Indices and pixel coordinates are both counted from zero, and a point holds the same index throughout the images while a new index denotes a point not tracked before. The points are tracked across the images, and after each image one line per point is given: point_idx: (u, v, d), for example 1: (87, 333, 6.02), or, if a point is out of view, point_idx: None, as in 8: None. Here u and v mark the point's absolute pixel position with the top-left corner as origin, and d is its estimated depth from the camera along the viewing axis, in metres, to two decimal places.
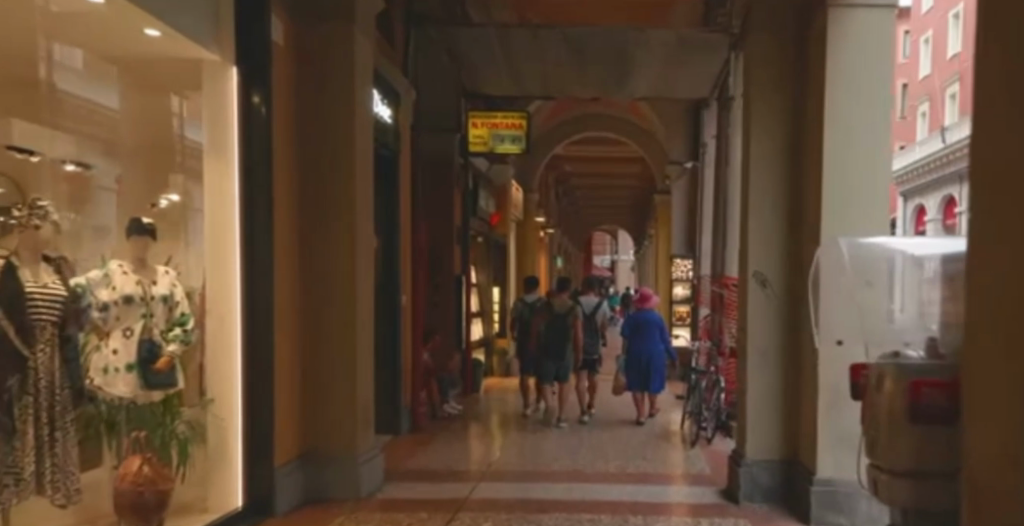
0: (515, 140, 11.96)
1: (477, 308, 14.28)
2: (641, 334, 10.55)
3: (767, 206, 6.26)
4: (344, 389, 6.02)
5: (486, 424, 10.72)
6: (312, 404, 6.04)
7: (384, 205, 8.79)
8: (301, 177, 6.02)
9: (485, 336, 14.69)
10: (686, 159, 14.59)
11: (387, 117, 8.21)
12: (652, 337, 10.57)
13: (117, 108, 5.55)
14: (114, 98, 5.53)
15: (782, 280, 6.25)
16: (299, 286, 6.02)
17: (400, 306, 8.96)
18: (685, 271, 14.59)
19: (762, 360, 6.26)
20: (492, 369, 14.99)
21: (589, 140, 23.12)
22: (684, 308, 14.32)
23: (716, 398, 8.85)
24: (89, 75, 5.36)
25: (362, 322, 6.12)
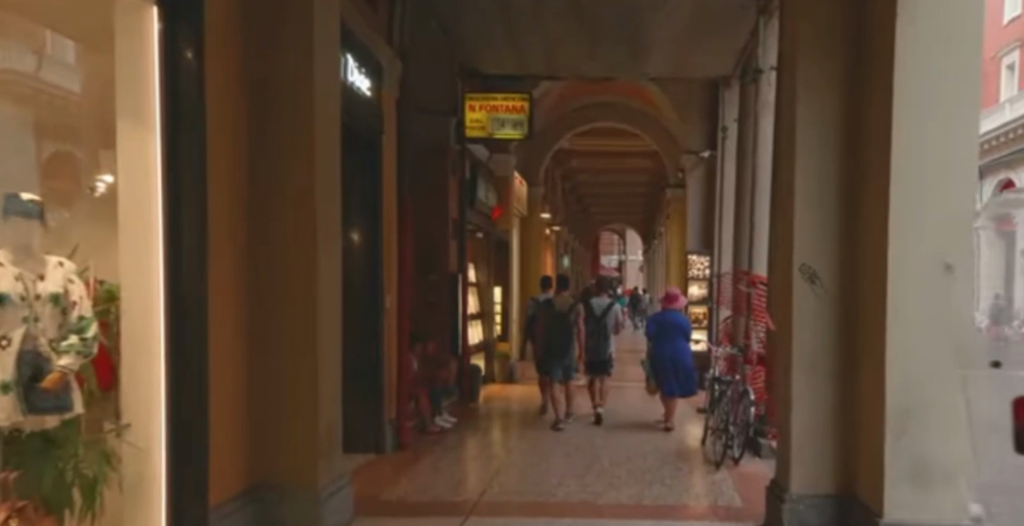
0: (516, 125, 11.04)
1: (476, 309, 13.21)
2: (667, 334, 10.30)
3: (815, 186, 5.17)
4: (302, 408, 4.94)
5: (485, 438, 9.64)
6: (262, 424, 4.96)
7: (366, 193, 7.73)
8: (250, 149, 4.94)
9: (485, 340, 13.61)
10: (702, 149, 13.54)
11: (366, 90, 7.18)
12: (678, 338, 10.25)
13: (80, 90, 4.18)
14: (76, 79, 4.16)
15: (834, 275, 5.15)
16: (247, 282, 4.94)
17: (385, 307, 7.92)
18: (701, 268, 13.52)
19: (810, 372, 5.17)
20: (493, 376, 13.91)
21: (597, 134, 22.11)
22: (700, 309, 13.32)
23: (743, 411, 7.73)
24: (65, 60, 4.09)
25: (325, 326, 5.04)
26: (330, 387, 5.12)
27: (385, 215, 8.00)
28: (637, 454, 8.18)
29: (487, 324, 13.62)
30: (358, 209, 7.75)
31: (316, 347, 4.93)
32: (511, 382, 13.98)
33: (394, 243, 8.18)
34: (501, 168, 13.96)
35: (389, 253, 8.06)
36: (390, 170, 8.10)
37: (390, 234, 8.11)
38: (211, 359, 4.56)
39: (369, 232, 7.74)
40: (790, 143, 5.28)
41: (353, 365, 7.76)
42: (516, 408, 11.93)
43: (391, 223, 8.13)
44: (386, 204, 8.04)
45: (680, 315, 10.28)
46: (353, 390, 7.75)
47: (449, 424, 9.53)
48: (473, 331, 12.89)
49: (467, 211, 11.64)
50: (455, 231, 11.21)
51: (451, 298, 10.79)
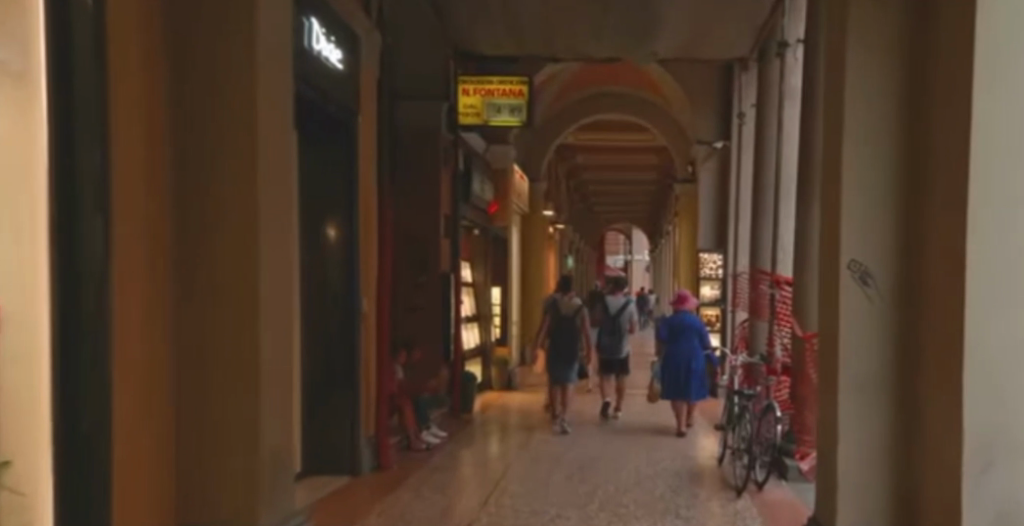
0: (513, 111, 10.12)
1: (472, 311, 12.33)
2: (680, 337, 9.95)
3: (870, 168, 4.25)
4: (240, 431, 4.12)
5: (479, 451, 8.76)
6: (190, 445, 4.14)
7: (341, 181, 6.82)
8: (178, 118, 4.14)
9: (484, 344, 12.72)
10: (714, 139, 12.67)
11: (339, 65, 6.33)
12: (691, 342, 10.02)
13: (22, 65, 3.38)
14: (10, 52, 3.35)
15: (891, 275, 4.25)
16: (173, 281, 4.12)
17: (364, 311, 7.06)
18: (714, 267, 12.68)
19: (861, 395, 4.27)
20: (491, 383, 13.01)
21: (603, 127, 21.22)
22: (712, 312, 12.66)
23: (767, 431, 6.81)
24: None
25: (269, 333, 4.21)
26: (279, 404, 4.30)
27: (364, 207, 7.08)
28: (647, 475, 7.30)
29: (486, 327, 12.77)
30: (331, 202, 6.83)
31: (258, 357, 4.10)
32: (510, 389, 13.09)
33: (375, 238, 7.29)
34: (500, 160, 13.11)
35: (368, 250, 7.16)
36: (371, 156, 7.23)
37: (371, 228, 7.21)
38: (123, 367, 3.74)
39: (344, 227, 6.83)
40: (833, 115, 4.38)
41: (326, 379, 6.88)
42: (516, 416, 11.09)
43: (373, 217, 7.26)
44: (367, 195, 7.17)
45: (693, 317, 9.95)
46: (327, 406, 6.87)
47: (438, 440, 8.66)
48: (468, 334, 12.01)
49: (462, 206, 10.78)
50: (447, 227, 10.35)
51: (443, 299, 9.96)
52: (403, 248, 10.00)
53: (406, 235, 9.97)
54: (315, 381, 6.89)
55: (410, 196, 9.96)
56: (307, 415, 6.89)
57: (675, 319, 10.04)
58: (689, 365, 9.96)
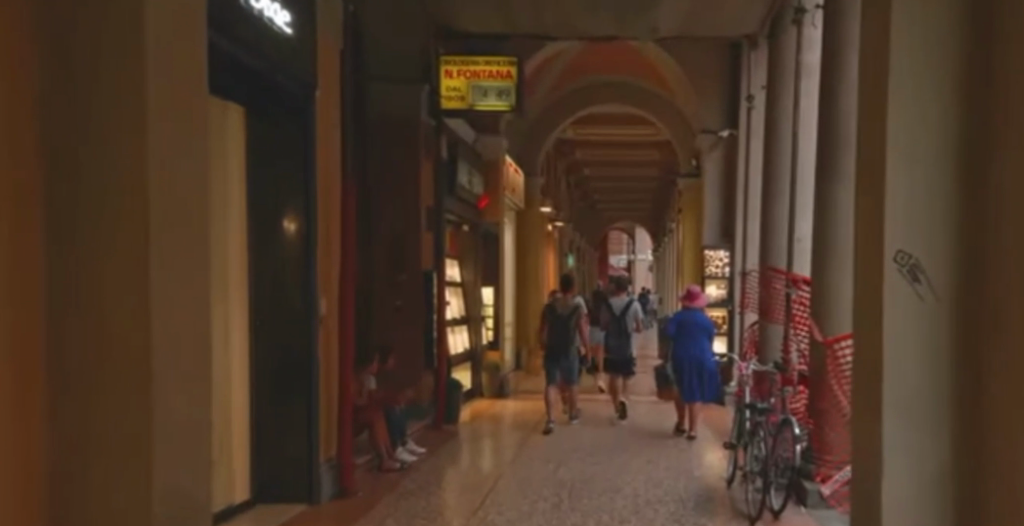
0: (501, 94, 9.40)
1: (460, 311, 11.54)
2: (687, 335, 9.36)
3: (923, 132, 3.34)
4: (127, 463, 3.23)
5: (462, 467, 7.91)
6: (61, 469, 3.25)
7: (295, 167, 5.96)
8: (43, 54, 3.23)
9: (473, 349, 11.87)
10: (721, 128, 11.84)
11: (289, 30, 5.53)
12: (698, 342, 9.38)
13: None
14: None
15: (949, 269, 3.34)
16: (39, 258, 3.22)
17: (323, 315, 6.22)
18: (720, 266, 11.87)
19: (911, 420, 3.36)
20: (481, 390, 12.17)
21: (604, 120, 20.39)
22: (719, 314, 11.70)
23: (782, 450, 5.94)
24: None
25: (166, 327, 3.31)
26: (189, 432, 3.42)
27: (321, 197, 6.21)
28: (646, 500, 6.42)
29: (476, 328, 11.96)
30: (283, 191, 5.96)
31: (149, 364, 3.22)
32: (502, 395, 12.26)
33: (335, 231, 6.44)
34: (491, 151, 12.28)
35: (327, 245, 6.31)
36: (334, 138, 6.40)
37: (330, 221, 6.35)
38: None
39: (298, 220, 5.97)
40: (867, 70, 3.54)
41: (280, 392, 6.01)
42: (506, 425, 10.27)
43: (335, 208, 6.43)
44: (328, 182, 6.33)
45: (702, 313, 9.36)
46: (280, 423, 6.00)
47: (414, 456, 7.81)
48: (455, 337, 11.19)
49: (446, 199, 9.91)
50: (429, 222, 9.49)
51: (425, 299, 9.15)
52: (381, 244, 9.15)
53: (385, 230, 9.15)
54: (266, 395, 6.01)
55: (389, 188, 9.13)
56: (258, 434, 6.02)
57: (684, 316, 9.44)
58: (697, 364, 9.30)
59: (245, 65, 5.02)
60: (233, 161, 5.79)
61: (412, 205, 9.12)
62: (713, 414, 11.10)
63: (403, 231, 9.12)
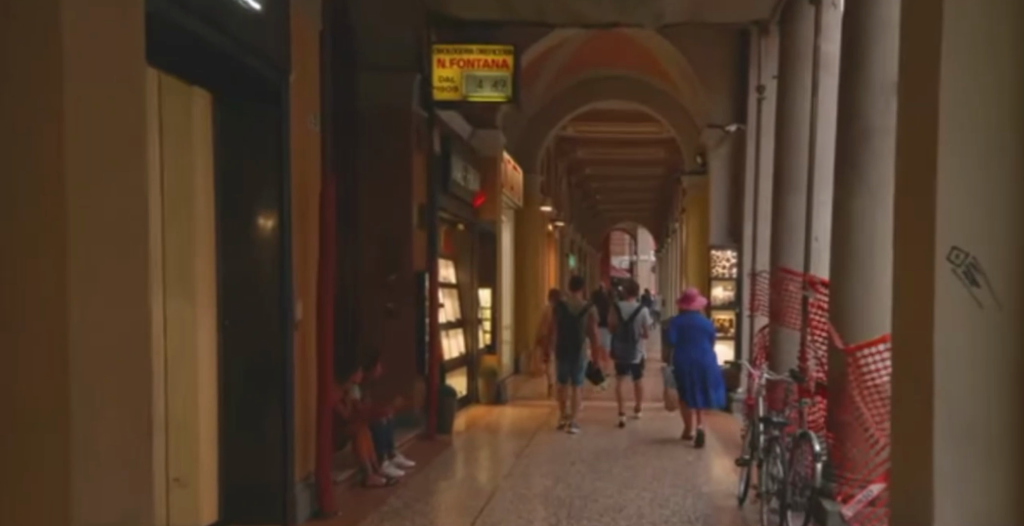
0: (496, 84, 8.76)
1: (454, 314, 11.06)
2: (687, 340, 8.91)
3: (986, 104, 2.78)
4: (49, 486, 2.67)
5: (454, 478, 7.40)
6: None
7: (268, 155, 5.45)
8: None
9: (469, 353, 11.39)
10: (727, 122, 11.34)
11: (257, 5, 5.03)
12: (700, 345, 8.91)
13: None
14: None
15: (1016, 268, 2.78)
16: None
17: (300, 319, 5.73)
18: (726, 267, 11.34)
19: (969, 445, 2.83)
20: (477, 396, 11.69)
21: (605, 117, 19.90)
22: (725, 316, 11.31)
23: (801, 467, 5.42)
24: None
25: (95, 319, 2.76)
26: (120, 451, 2.88)
27: (297, 189, 5.70)
28: (650, 521, 5.91)
29: (472, 332, 11.46)
30: (255, 181, 5.45)
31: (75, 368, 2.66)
32: (499, 401, 11.77)
33: (312, 226, 5.94)
34: (488, 147, 11.79)
35: (304, 242, 5.81)
36: (312, 126, 5.90)
37: (307, 215, 5.84)
38: None
39: (270, 214, 5.46)
40: (911, 32, 3.03)
41: (249, 402, 5.50)
42: (502, 432, 9.78)
43: (313, 203, 5.93)
44: (306, 174, 5.84)
45: (701, 317, 8.90)
46: (251, 436, 5.49)
47: (404, 469, 7.31)
48: (450, 340, 10.70)
49: (440, 195, 9.41)
50: (422, 219, 8.99)
51: (416, 300, 8.67)
52: (369, 242, 8.66)
53: (374, 227, 8.67)
54: (235, 405, 5.50)
55: (378, 184, 8.65)
56: (226, 448, 5.51)
57: (685, 320, 8.95)
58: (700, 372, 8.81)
59: (205, 42, 4.53)
60: (198, 149, 5.28)
61: (402, 201, 8.63)
62: (720, 422, 10.57)
63: (393, 229, 8.63)
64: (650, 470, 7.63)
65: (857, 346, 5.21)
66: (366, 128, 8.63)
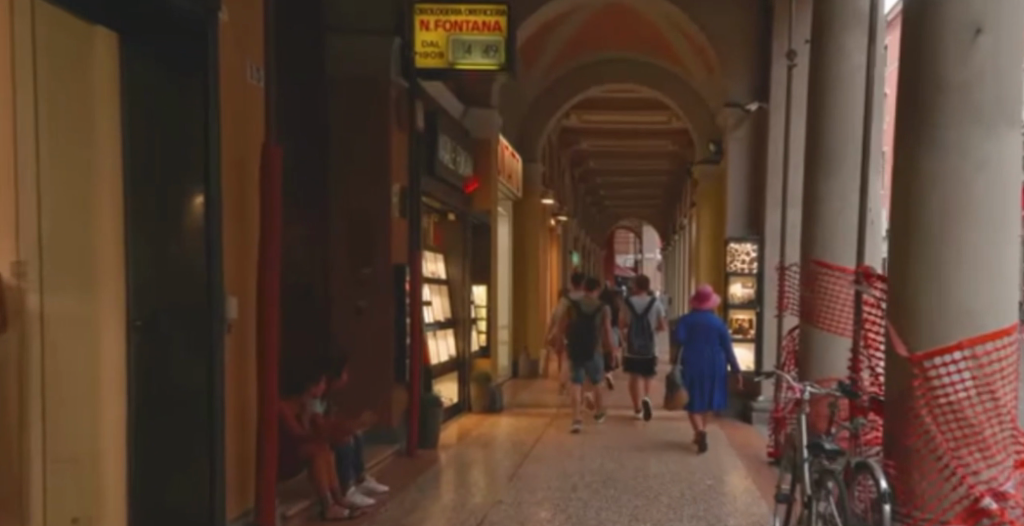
0: (487, 50, 7.78)
1: (444, 313, 9.98)
2: (698, 338, 8.84)
3: None
4: None
5: (432, 505, 6.25)
6: None
7: (191, 119, 4.37)
8: None
9: (461, 356, 10.31)
10: (747, 101, 10.30)
11: None
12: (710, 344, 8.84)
13: None
14: None
15: None
16: None
17: (234, 319, 4.59)
18: (745, 262, 10.24)
19: None
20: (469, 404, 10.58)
21: (612, 106, 18.84)
22: (744, 316, 10.23)
23: (858, 507, 4.25)
24: None
25: None
26: None
27: (230, 162, 4.59)
28: None
29: (464, 332, 10.37)
30: (176, 152, 4.38)
31: None
32: (493, 411, 10.65)
33: (252, 210, 4.83)
34: (483, 128, 10.63)
35: (241, 230, 4.72)
36: (255, 86, 4.82)
37: (244, 195, 4.74)
38: None
39: (195, 193, 4.38)
40: None
41: (169, 426, 4.41)
42: (495, 446, 8.66)
43: (255, 181, 4.84)
44: (245, 144, 4.75)
45: (714, 317, 8.84)
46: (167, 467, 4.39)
47: (372, 497, 6.15)
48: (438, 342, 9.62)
49: (424, 180, 8.30)
50: (403, 206, 7.90)
51: (396, 297, 7.63)
52: (344, 232, 7.60)
53: (349, 214, 7.60)
54: (151, 429, 4.43)
55: (354, 166, 7.57)
56: (142, 481, 4.44)
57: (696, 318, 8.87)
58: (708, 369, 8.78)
59: None
60: (100, 107, 4.20)
61: (381, 185, 7.56)
62: (740, 433, 9.46)
63: (370, 218, 7.57)
64: (664, 497, 6.50)
65: (926, 353, 3.46)
66: (341, 101, 7.56)
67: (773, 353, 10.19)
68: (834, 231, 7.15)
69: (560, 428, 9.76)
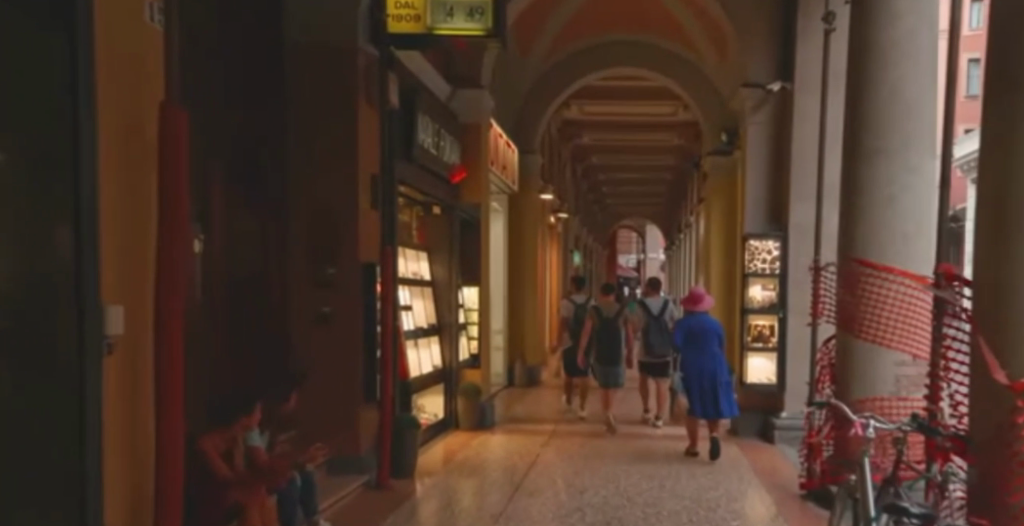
0: (472, 14, 6.66)
1: (428, 319, 8.89)
2: (697, 343, 8.57)
3: None
4: None
5: None
6: None
7: (49, 69, 3.40)
8: None
9: (447, 366, 9.27)
10: (769, 80, 9.26)
11: None
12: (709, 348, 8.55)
13: None
14: None
15: None
16: None
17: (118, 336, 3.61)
18: (765, 261, 9.15)
19: None
20: (456, 421, 9.46)
21: (615, 96, 17.81)
22: (764, 321, 9.18)
23: None
24: None
25: None
26: None
27: (112, 127, 3.61)
28: None
29: (449, 340, 9.26)
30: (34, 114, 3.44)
31: None
32: (484, 429, 9.51)
33: (152, 190, 3.83)
34: (472, 110, 9.53)
35: (134, 214, 3.73)
36: (153, 34, 3.85)
37: (138, 171, 3.75)
38: None
39: (60, 166, 3.40)
40: None
41: (32, 464, 3.48)
42: (484, 472, 7.55)
43: (155, 151, 3.85)
44: (137, 106, 3.75)
45: (711, 318, 8.60)
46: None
47: None
48: (420, 350, 8.54)
49: (400, 166, 7.17)
50: (375, 195, 6.78)
51: (365, 303, 6.51)
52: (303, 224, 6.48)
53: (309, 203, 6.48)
54: (16, 468, 3.49)
55: (315, 147, 6.45)
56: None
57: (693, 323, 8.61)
58: (707, 372, 8.49)
59: None
60: None
61: (347, 167, 6.44)
62: (763, 457, 8.30)
63: (334, 209, 6.46)
64: None
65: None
66: (300, 71, 6.46)
67: (798, 365, 9.03)
68: (877, 223, 6.15)
69: (558, 448, 8.63)
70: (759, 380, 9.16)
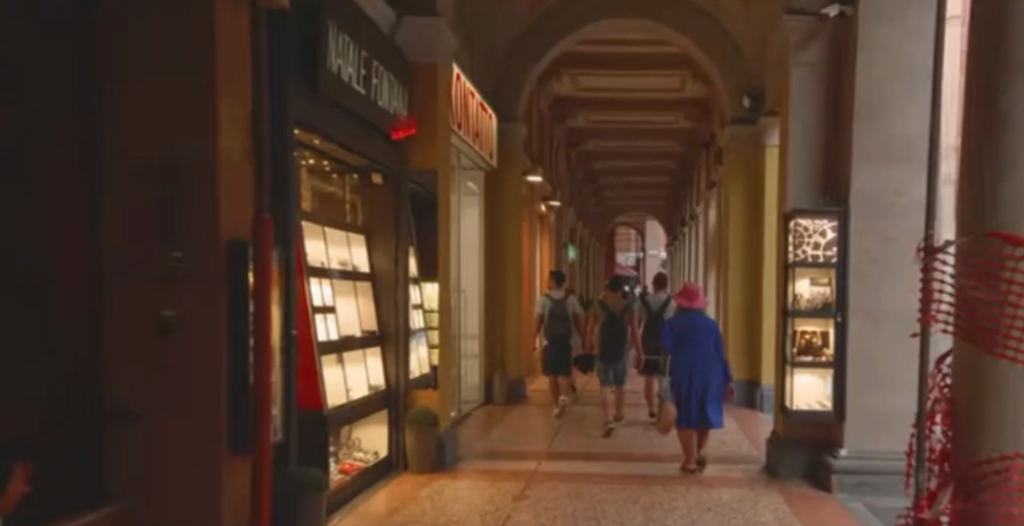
0: None
1: (361, 324, 6.61)
2: (692, 347, 7.08)
3: None
4: None
5: None
6: None
7: None
8: None
9: (392, 387, 6.99)
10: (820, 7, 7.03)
11: None
12: (701, 351, 7.08)
13: None
14: None
15: None
16: None
17: None
18: (813, 247, 6.85)
19: None
20: (404, 456, 7.13)
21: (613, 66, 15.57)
22: (812, 328, 6.92)
23: None
24: None
25: None
26: None
27: None
28: None
29: (395, 354, 6.97)
30: None
31: None
32: (440, 468, 7.19)
33: None
34: (423, 44, 7.23)
35: None
36: None
37: None
38: None
39: None
40: None
41: None
42: None
43: None
44: None
45: (706, 318, 7.14)
46: None
47: None
48: (349, 368, 6.25)
49: (296, 99, 4.85)
50: (254, 139, 4.47)
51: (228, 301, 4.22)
52: (134, 182, 4.24)
53: (142, 149, 4.23)
54: None
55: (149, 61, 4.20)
56: None
57: (686, 321, 7.15)
58: (702, 380, 7.03)
59: None
60: None
61: (205, 91, 4.19)
62: (820, 516, 5.98)
63: (181, 157, 4.20)
64: None
65: None
66: None
67: (859, 385, 6.64)
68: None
69: (536, 499, 6.33)
70: (808, 406, 6.86)
